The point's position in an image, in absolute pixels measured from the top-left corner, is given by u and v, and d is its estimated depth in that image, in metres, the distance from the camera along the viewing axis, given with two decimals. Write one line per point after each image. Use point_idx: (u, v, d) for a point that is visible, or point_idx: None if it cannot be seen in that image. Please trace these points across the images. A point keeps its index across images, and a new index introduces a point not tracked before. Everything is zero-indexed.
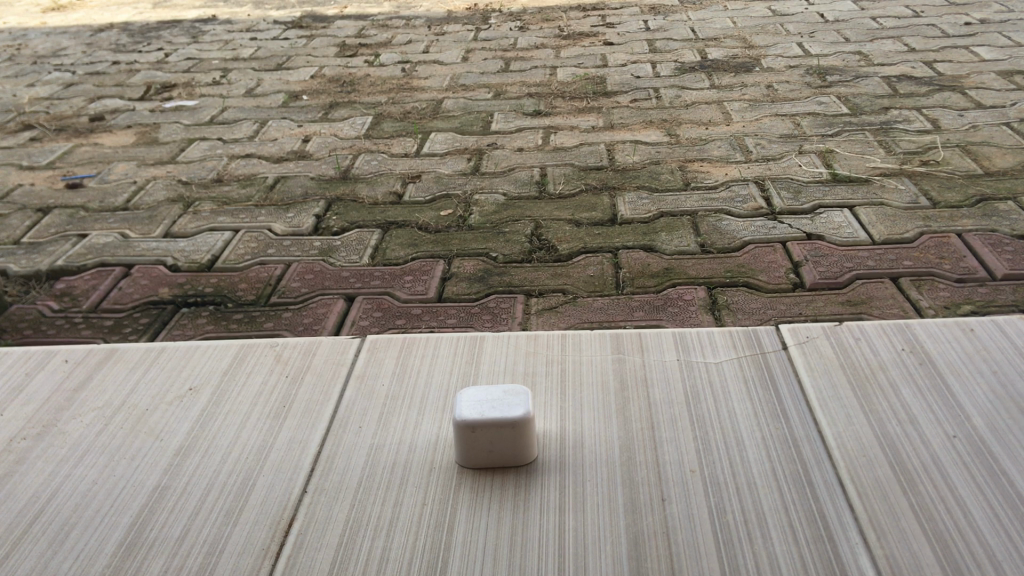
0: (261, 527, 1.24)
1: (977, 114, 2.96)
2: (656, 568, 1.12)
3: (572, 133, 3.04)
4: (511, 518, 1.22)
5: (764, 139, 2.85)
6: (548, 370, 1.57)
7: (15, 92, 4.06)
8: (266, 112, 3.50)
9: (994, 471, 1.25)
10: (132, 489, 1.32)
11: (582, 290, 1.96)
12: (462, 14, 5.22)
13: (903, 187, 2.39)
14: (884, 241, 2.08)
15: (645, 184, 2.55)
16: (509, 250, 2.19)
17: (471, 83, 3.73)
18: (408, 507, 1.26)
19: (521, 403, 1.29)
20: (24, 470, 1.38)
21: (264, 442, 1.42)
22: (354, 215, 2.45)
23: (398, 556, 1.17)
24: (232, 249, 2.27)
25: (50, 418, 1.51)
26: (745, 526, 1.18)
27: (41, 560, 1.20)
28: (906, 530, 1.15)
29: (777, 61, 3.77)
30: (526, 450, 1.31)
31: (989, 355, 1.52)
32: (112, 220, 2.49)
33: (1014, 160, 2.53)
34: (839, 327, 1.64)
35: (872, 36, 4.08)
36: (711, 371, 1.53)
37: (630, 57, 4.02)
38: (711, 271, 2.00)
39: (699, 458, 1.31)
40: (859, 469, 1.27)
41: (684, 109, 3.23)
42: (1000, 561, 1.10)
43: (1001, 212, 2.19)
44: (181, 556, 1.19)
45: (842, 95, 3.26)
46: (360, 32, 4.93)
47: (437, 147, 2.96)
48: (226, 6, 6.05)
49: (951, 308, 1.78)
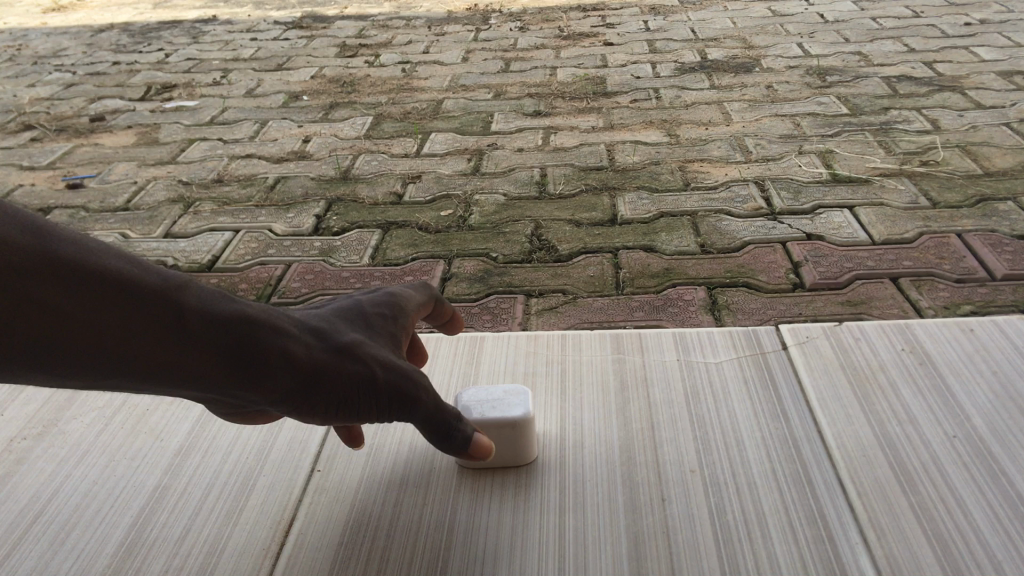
0: (261, 527, 1.24)
1: (976, 114, 2.96)
2: (656, 568, 1.12)
3: (573, 133, 3.05)
4: (511, 519, 1.22)
5: (763, 139, 2.85)
6: (547, 370, 1.57)
7: (16, 92, 4.07)
8: (268, 113, 3.51)
9: (994, 470, 1.25)
10: (132, 490, 1.32)
11: (582, 290, 1.97)
12: (462, 15, 5.24)
13: (903, 188, 2.39)
14: (884, 240, 2.09)
15: (645, 184, 2.55)
16: (510, 251, 2.19)
17: (472, 83, 3.74)
18: (409, 506, 1.26)
19: (521, 403, 1.30)
20: (25, 470, 1.39)
21: (264, 441, 1.42)
22: (354, 214, 2.46)
23: (398, 556, 1.17)
24: (232, 249, 2.28)
25: (51, 418, 1.51)
26: (745, 526, 1.18)
27: (41, 561, 1.20)
28: (906, 530, 1.16)
29: (776, 62, 3.77)
30: (523, 453, 1.31)
31: (989, 355, 1.52)
32: (113, 221, 2.50)
33: (1013, 160, 2.53)
34: (840, 327, 1.64)
35: (871, 36, 4.09)
36: (712, 371, 1.53)
37: (631, 57, 4.03)
38: (712, 271, 2.01)
39: (699, 459, 1.31)
40: (858, 468, 1.27)
41: (685, 109, 3.23)
42: (1000, 561, 1.10)
43: (1001, 212, 2.19)
44: (182, 556, 1.19)
45: (843, 95, 3.26)
46: (360, 32, 4.95)
47: (438, 147, 2.97)
48: (226, 6, 6.07)
49: (950, 309, 1.78)
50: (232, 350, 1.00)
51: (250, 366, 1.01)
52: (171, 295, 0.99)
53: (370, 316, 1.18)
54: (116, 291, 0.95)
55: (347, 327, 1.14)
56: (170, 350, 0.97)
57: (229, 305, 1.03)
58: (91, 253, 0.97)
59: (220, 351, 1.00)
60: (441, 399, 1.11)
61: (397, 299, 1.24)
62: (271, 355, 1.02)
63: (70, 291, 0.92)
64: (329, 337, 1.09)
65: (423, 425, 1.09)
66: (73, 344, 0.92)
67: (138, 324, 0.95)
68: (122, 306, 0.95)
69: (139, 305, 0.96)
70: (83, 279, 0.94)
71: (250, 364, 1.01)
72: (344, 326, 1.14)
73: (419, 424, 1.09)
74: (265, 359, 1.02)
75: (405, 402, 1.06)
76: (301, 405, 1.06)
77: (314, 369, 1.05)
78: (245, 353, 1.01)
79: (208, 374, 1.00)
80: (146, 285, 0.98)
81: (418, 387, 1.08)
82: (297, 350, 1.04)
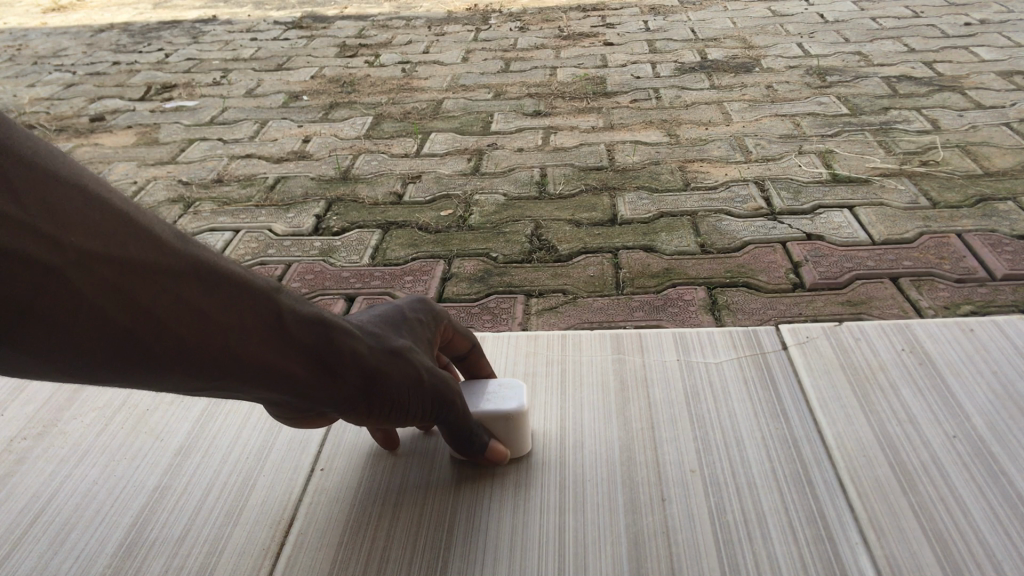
0: (261, 527, 1.24)
1: (976, 114, 2.96)
2: (656, 568, 1.13)
3: (573, 133, 3.05)
4: (512, 518, 1.22)
5: (763, 139, 2.85)
6: (547, 371, 1.57)
7: (16, 92, 4.07)
8: (268, 113, 3.51)
9: (994, 470, 1.25)
10: (132, 489, 1.32)
11: (582, 290, 1.97)
12: (462, 15, 5.24)
13: (903, 188, 2.39)
14: (884, 240, 2.09)
15: (645, 184, 2.55)
16: (510, 251, 2.19)
17: (472, 83, 3.74)
18: (415, 476, 1.32)
19: (516, 395, 1.30)
20: (25, 471, 1.39)
21: (264, 442, 1.42)
22: (354, 214, 2.46)
23: (398, 556, 1.17)
24: (231, 249, 2.28)
25: (51, 418, 1.51)
26: (745, 526, 1.18)
27: (41, 560, 1.20)
28: (905, 530, 1.16)
29: (776, 62, 3.77)
30: (519, 442, 1.32)
31: (989, 355, 1.52)
32: None
33: (1013, 160, 2.53)
34: (840, 327, 1.64)
35: (871, 36, 4.09)
36: (711, 371, 1.53)
37: (631, 57, 4.03)
38: (711, 271, 2.01)
39: (699, 459, 1.31)
40: (858, 468, 1.27)
41: (684, 109, 3.23)
42: (1000, 562, 1.10)
43: (1001, 212, 2.19)
44: (181, 556, 1.20)
45: (843, 95, 3.26)
46: (360, 32, 4.95)
47: (438, 147, 2.97)
48: (226, 6, 6.08)
49: (950, 308, 1.78)
50: (322, 355, 1.04)
51: (334, 370, 1.06)
52: (275, 299, 1.01)
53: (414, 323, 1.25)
54: (237, 296, 0.96)
55: (395, 332, 1.20)
56: (274, 354, 0.99)
57: (312, 310, 1.07)
58: (211, 254, 0.97)
59: (315, 355, 1.03)
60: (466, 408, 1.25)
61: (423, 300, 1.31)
62: (350, 361, 1.07)
63: (199, 288, 0.93)
64: (388, 340, 1.15)
65: (450, 431, 1.22)
66: (199, 344, 0.92)
67: (253, 325, 0.97)
68: (240, 310, 0.96)
69: (254, 305, 0.98)
70: (210, 279, 0.94)
71: (330, 369, 1.05)
72: (390, 328, 1.20)
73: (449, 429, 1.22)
74: (348, 363, 1.07)
75: (444, 408, 1.19)
76: (366, 409, 1.12)
77: (387, 374, 1.11)
78: (330, 359, 1.05)
79: (300, 379, 1.03)
80: (258, 289, 1.00)
81: (457, 394, 1.20)
82: (372, 355, 1.10)
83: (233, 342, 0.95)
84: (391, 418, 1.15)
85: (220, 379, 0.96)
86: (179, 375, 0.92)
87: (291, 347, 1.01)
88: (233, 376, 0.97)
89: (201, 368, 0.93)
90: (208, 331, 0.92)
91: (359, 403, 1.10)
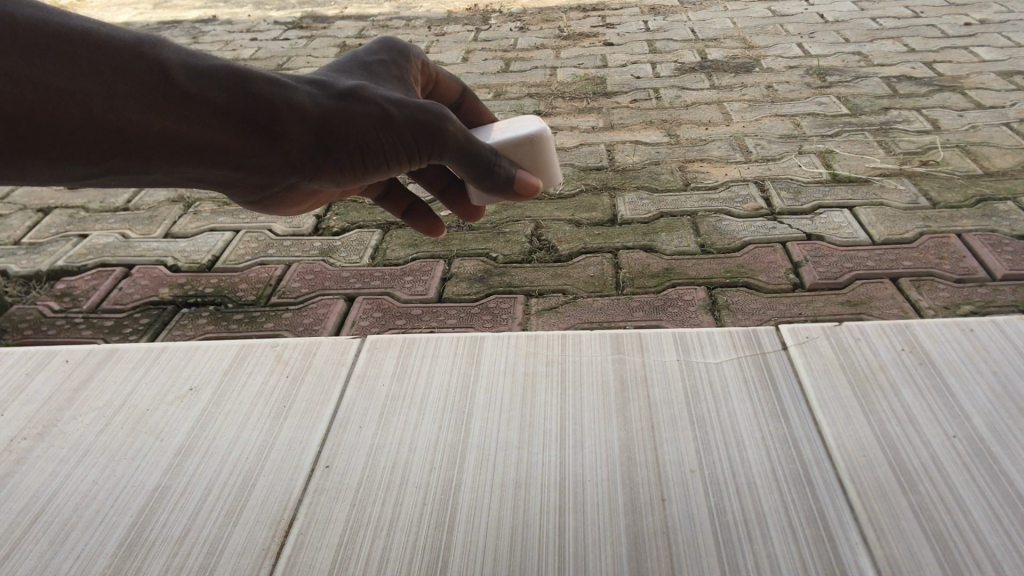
0: (261, 527, 1.24)
1: (976, 114, 2.96)
2: (656, 568, 1.13)
3: (573, 133, 3.05)
4: (512, 519, 1.23)
5: (763, 139, 2.86)
6: (547, 370, 1.57)
7: None
8: None
9: (993, 470, 1.25)
10: (132, 489, 1.32)
11: (582, 290, 1.97)
12: (462, 15, 5.24)
13: (903, 188, 2.39)
14: (883, 240, 2.09)
15: (645, 184, 2.55)
16: (509, 251, 2.19)
17: (471, 83, 3.74)
18: (416, 476, 1.32)
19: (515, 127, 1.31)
20: (25, 470, 1.39)
21: (265, 442, 1.42)
22: (354, 214, 2.46)
23: (398, 557, 1.17)
24: (232, 249, 2.28)
25: (51, 418, 1.51)
26: (745, 526, 1.18)
27: (41, 561, 1.21)
28: (905, 530, 1.16)
29: (776, 61, 3.77)
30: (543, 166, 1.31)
31: (989, 355, 1.52)
32: (113, 220, 2.50)
33: (1014, 160, 2.53)
34: (840, 327, 1.64)
35: (871, 36, 4.09)
36: (712, 372, 1.53)
37: (631, 57, 4.03)
38: (711, 271, 2.01)
39: (699, 459, 1.31)
40: (858, 468, 1.27)
41: (684, 109, 3.23)
42: (999, 561, 1.10)
43: (1001, 212, 2.19)
44: (182, 556, 1.20)
45: (843, 95, 3.26)
46: (360, 32, 4.95)
47: None
48: (226, 6, 6.08)
49: (950, 309, 1.78)
50: (247, 112, 1.04)
51: (269, 130, 1.06)
52: (148, 52, 0.99)
53: (370, 63, 1.25)
54: (82, 55, 0.95)
55: (348, 78, 1.17)
56: (158, 117, 0.99)
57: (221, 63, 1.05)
58: (48, 15, 0.95)
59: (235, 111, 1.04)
60: (473, 137, 1.15)
61: (388, 42, 1.30)
62: (286, 115, 1.06)
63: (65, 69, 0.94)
64: (333, 86, 1.12)
65: (459, 160, 1.14)
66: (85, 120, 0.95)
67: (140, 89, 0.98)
68: (96, 75, 0.95)
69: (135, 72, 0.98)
70: (43, 45, 0.93)
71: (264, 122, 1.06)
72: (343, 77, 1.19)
73: (455, 161, 1.14)
74: (279, 115, 1.06)
75: (431, 137, 1.11)
76: (331, 163, 1.12)
77: (335, 118, 1.09)
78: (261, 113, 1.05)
79: (207, 141, 1.03)
80: (111, 42, 0.97)
81: (443, 120, 1.11)
82: (310, 104, 1.08)
83: (97, 109, 0.95)
84: (368, 164, 1.13)
85: (115, 154, 0.99)
86: (51, 159, 0.95)
87: (184, 106, 1.01)
88: (125, 151, 0.99)
89: (74, 147, 0.96)
90: (51, 102, 0.92)
91: (313, 158, 1.10)
